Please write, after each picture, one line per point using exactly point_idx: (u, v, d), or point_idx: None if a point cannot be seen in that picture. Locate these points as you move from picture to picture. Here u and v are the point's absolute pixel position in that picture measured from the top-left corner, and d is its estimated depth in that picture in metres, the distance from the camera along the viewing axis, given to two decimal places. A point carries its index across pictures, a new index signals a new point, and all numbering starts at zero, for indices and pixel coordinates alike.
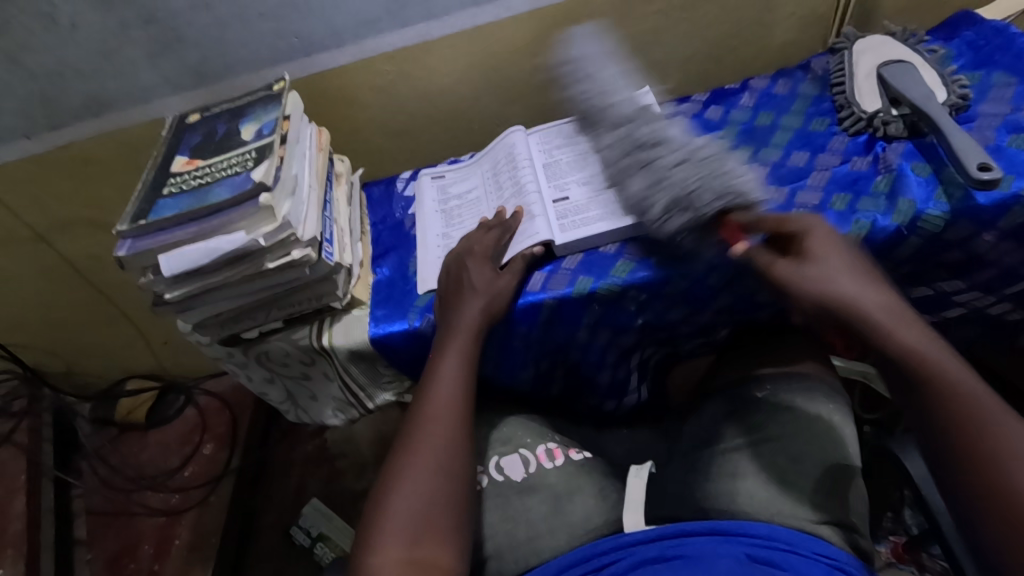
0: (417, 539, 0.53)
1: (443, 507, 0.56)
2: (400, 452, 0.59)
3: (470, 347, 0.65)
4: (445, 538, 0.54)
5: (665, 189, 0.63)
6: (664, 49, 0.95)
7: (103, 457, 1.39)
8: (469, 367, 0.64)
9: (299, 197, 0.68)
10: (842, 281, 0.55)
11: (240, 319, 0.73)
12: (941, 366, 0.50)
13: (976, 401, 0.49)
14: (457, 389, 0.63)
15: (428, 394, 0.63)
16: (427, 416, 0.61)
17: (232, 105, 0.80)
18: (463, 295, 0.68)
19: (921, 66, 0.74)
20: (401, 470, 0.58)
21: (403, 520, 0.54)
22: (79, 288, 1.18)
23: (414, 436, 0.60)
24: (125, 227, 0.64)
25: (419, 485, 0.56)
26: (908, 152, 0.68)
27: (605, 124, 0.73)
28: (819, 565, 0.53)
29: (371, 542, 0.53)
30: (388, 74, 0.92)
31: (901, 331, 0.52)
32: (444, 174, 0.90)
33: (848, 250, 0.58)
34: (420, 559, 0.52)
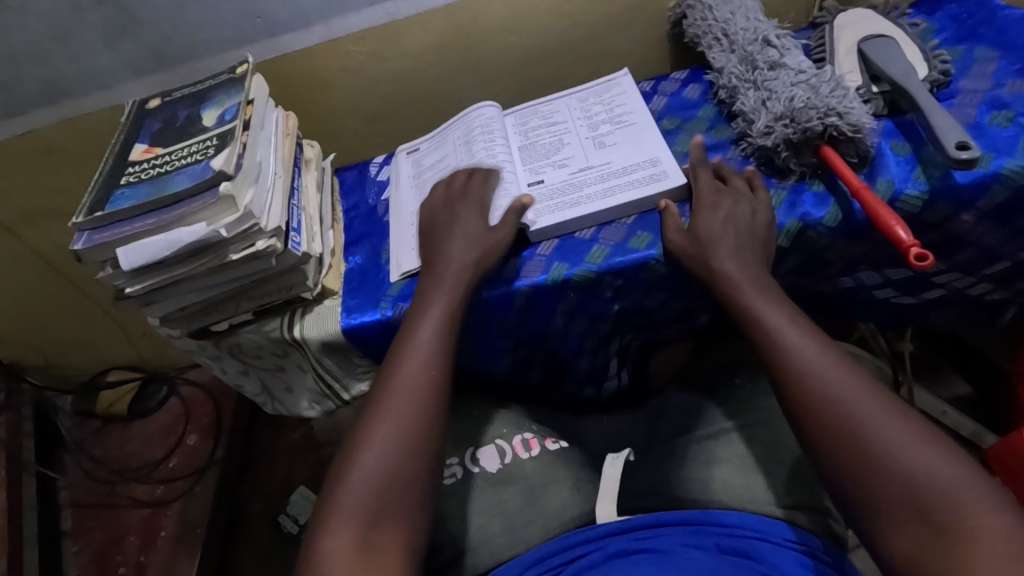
0: (375, 520, 0.51)
1: (405, 485, 0.54)
2: (361, 424, 0.57)
3: (449, 315, 0.63)
4: (405, 519, 0.53)
5: (774, 107, 0.67)
6: (643, 26, 0.92)
7: (86, 449, 1.37)
8: (444, 336, 0.62)
9: (262, 186, 0.66)
10: (721, 232, 0.62)
11: (208, 312, 0.71)
12: (808, 362, 0.51)
13: (848, 401, 0.48)
14: (427, 362, 0.60)
15: (396, 365, 0.60)
16: (391, 389, 0.58)
17: (193, 89, 0.77)
18: (445, 262, 0.66)
19: (903, 40, 0.71)
20: (361, 444, 0.55)
21: (361, 498, 0.52)
22: (50, 280, 1.15)
23: (377, 409, 0.58)
24: (82, 220, 0.62)
25: (380, 461, 0.54)
26: (887, 131, 0.66)
27: (739, 43, 0.77)
28: (789, 552, 0.53)
29: (327, 520, 0.52)
30: (358, 54, 0.89)
31: (785, 326, 0.54)
32: (420, 148, 0.88)
33: (749, 233, 0.62)
34: (376, 540, 0.51)
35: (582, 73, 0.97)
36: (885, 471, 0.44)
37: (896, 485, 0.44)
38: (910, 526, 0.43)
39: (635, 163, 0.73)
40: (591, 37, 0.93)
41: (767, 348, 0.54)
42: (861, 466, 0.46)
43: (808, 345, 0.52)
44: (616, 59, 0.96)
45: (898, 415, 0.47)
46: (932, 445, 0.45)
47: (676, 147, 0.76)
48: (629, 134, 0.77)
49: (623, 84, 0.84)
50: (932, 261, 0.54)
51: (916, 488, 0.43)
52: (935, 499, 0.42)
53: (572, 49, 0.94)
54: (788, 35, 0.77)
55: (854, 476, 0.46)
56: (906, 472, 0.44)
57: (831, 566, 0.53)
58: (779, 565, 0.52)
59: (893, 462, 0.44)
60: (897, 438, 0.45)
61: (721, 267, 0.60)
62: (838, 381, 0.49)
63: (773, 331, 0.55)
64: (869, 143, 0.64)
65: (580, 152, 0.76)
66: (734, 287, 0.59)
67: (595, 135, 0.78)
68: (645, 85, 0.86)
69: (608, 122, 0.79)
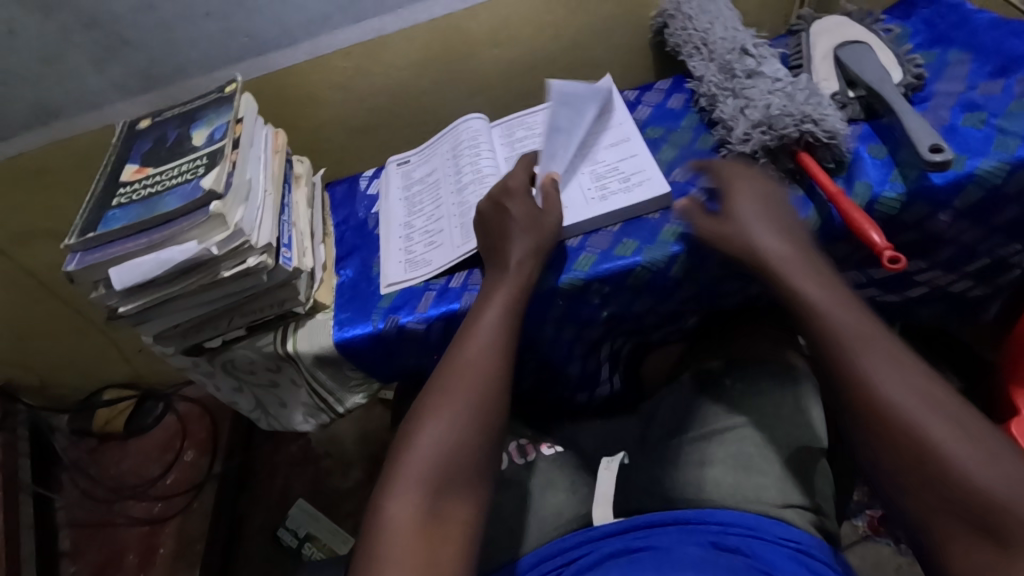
0: (438, 493, 0.51)
1: (468, 458, 0.53)
2: (423, 402, 0.57)
3: (517, 289, 0.63)
4: (468, 492, 0.52)
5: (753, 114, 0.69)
6: (624, 36, 0.94)
7: (82, 468, 1.37)
8: (513, 309, 0.62)
9: (252, 203, 0.67)
10: (760, 230, 0.62)
11: (201, 329, 0.72)
12: (862, 365, 0.51)
13: (904, 409, 0.48)
14: (494, 337, 0.60)
15: (463, 340, 0.60)
16: (460, 363, 0.58)
17: (183, 108, 0.78)
18: (509, 235, 0.65)
19: (877, 46, 0.73)
20: (427, 416, 0.55)
21: (425, 470, 0.52)
22: (44, 299, 1.16)
23: (443, 383, 0.57)
24: (74, 241, 0.62)
25: (447, 431, 0.54)
26: (864, 135, 0.68)
27: (717, 52, 0.79)
28: (782, 549, 0.55)
29: (391, 485, 0.52)
30: (345, 70, 0.90)
31: (840, 319, 0.55)
32: (409, 159, 0.89)
33: (787, 217, 0.63)
34: (439, 514, 0.50)
35: (567, 83, 0.98)
36: (946, 481, 0.45)
37: (960, 496, 0.44)
38: (971, 538, 0.43)
39: (621, 172, 0.74)
40: (574, 48, 0.94)
41: (823, 345, 0.55)
42: (919, 472, 0.46)
43: (866, 341, 0.53)
44: (600, 69, 0.97)
45: (961, 424, 0.47)
46: (1000, 458, 0.44)
47: (660, 155, 0.77)
48: (613, 142, 0.78)
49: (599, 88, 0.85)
50: (905, 264, 0.55)
51: (975, 498, 0.44)
52: (998, 512, 0.43)
53: (556, 59, 0.95)
54: (765, 44, 0.79)
55: (912, 482, 0.47)
56: (967, 479, 0.44)
57: (823, 562, 0.55)
58: (772, 562, 0.53)
59: (954, 471, 0.45)
60: (961, 449, 0.45)
61: (770, 256, 0.60)
62: (895, 384, 0.50)
63: (830, 326, 0.55)
64: (845, 149, 0.65)
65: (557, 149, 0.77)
66: (781, 278, 0.59)
67: (580, 144, 0.80)
68: (628, 95, 0.87)
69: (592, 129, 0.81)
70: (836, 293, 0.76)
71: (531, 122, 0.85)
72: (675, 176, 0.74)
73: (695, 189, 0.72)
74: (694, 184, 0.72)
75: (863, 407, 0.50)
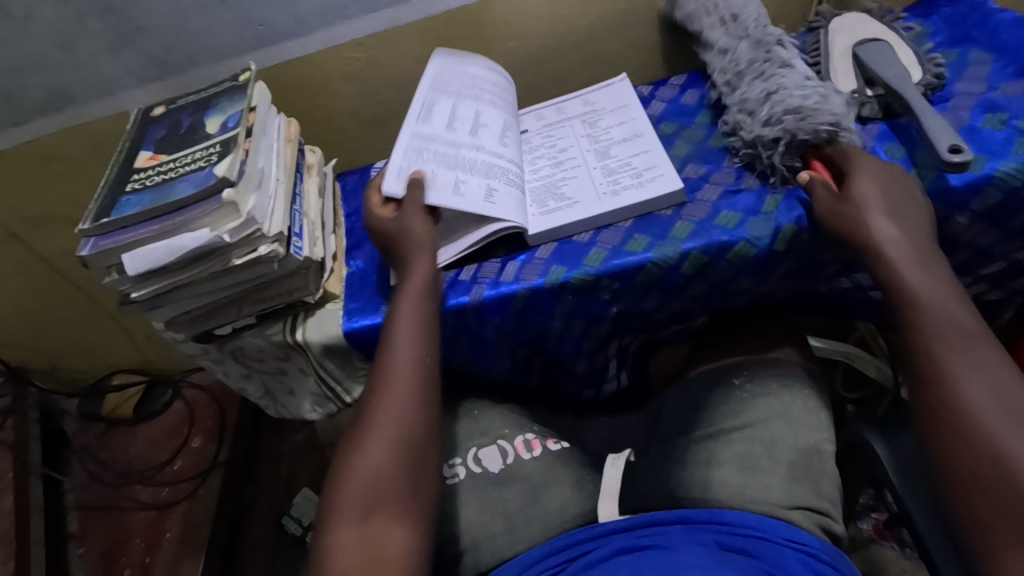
0: (369, 514, 0.53)
1: (393, 479, 0.55)
2: (354, 433, 0.59)
3: (422, 308, 0.65)
4: (400, 510, 0.54)
5: (769, 111, 0.68)
6: (640, 30, 0.93)
7: (91, 452, 1.38)
8: (422, 328, 0.64)
9: (265, 191, 0.67)
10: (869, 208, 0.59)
11: (211, 316, 0.72)
12: (949, 365, 0.52)
13: (978, 415, 0.49)
14: (414, 355, 0.62)
15: (385, 360, 0.62)
16: (385, 386, 0.61)
17: (197, 96, 0.78)
18: (410, 262, 0.67)
19: (897, 44, 0.72)
20: (360, 442, 0.57)
21: (358, 495, 0.54)
22: (56, 284, 1.17)
23: (373, 408, 0.59)
24: (88, 226, 0.63)
25: (371, 458, 0.56)
26: (882, 134, 0.67)
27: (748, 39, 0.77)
28: (789, 550, 0.55)
29: (331, 517, 0.54)
30: (358, 61, 0.90)
31: (954, 313, 0.54)
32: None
33: (910, 196, 0.60)
34: (371, 531, 0.52)
35: (580, 77, 0.98)
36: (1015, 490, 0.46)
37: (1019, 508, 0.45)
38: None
39: (635, 167, 0.74)
40: (588, 42, 0.94)
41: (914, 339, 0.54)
42: (986, 478, 0.47)
43: (972, 339, 0.52)
44: (613, 63, 0.97)
45: None
46: None
47: (674, 151, 0.77)
48: (627, 136, 0.78)
49: (470, 68, 0.82)
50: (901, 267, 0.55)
51: None
52: None
53: (569, 53, 0.94)
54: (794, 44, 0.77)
55: (972, 487, 0.48)
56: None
57: (827, 563, 0.56)
58: (776, 562, 0.54)
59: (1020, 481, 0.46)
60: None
61: (879, 235, 0.58)
62: (981, 388, 0.50)
63: (939, 318, 0.54)
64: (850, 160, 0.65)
65: (467, 139, 0.74)
66: (891, 263, 0.57)
67: (594, 137, 0.79)
68: (642, 90, 0.86)
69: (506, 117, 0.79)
70: (847, 294, 0.76)
71: (544, 115, 0.85)
72: (688, 172, 0.74)
73: (707, 185, 0.71)
74: (707, 181, 0.72)
75: (939, 403, 0.51)
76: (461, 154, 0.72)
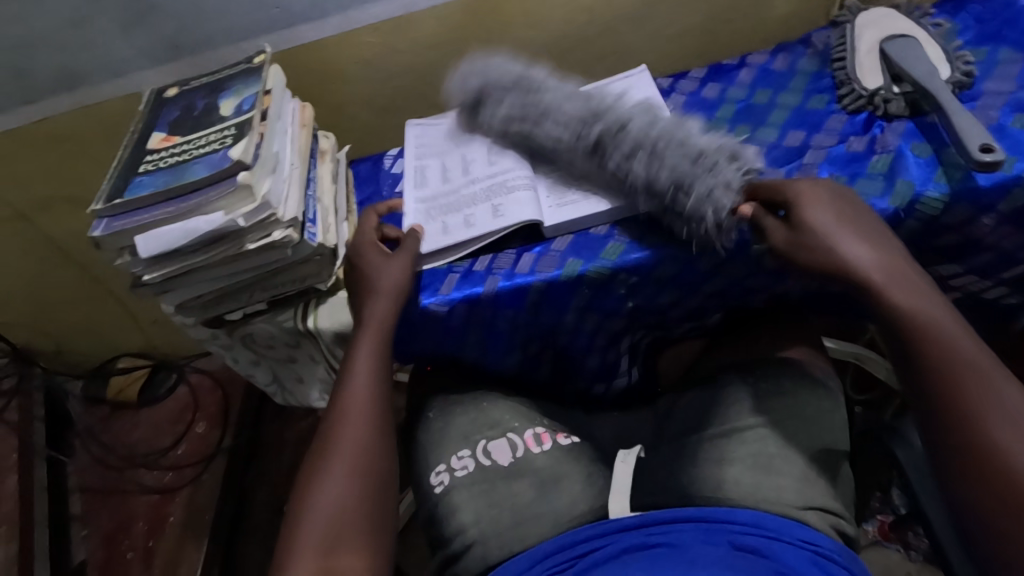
0: (331, 548, 0.53)
1: (355, 514, 0.55)
2: (314, 468, 0.58)
3: (382, 345, 0.65)
4: (361, 544, 0.54)
5: (683, 160, 0.66)
6: (660, 22, 0.92)
7: (95, 435, 1.38)
8: (380, 365, 0.64)
9: (280, 176, 0.66)
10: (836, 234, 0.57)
11: (222, 301, 0.72)
12: (957, 371, 0.50)
13: (988, 427, 0.48)
14: (370, 390, 0.63)
15: (340, 396, 0.62)
16: (341, 420, 0.61)
17: (211, 78, 0.77)
18: (371, 299, 0.66)
19: (925, 40, 0.70)
20: (314, 480, 0.57)
21: (320, 529, 0.54)
22: (64, 266, 1.16)
23: (329, 444, 0.59)
24: (100, 206, 0.62)
25: (332, 494, 0.56)
26: (907, 133, 0.66)
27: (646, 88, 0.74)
28: (803, 552, 0.55)
29: (291, 550, 0.53)
30: (373, 47, 0.89)
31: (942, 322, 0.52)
32: (425, 159, 0.84)
33: (862, 215, 0.59)
34: (332, 564, 0.52)
35: (597, 69, 0.97)
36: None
37: None
38: None
39: None
40: (607, 33, 0.92)
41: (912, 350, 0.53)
42: (1000, 492, 0.46)
43: (967, 347, 0.51)
44: (632, 55, 0.95)
45: None
46: None
47: None
48: None
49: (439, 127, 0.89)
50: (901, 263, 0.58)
51: None
52: None
53: (587, 44, 0.93)
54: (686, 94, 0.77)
55: (994, 500, 0.46)
56: None
57: (839, 565, 0.55)
58: (791, 564, 0.53)
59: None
60: None
61: (857, 262, 0.56)
62: (996, 397, 0.48)
63: (929, 332, 0.52)
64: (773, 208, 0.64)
65: (461, 180, 0.78)
66: (871, 284, 0.55)
67: None
68: (662, 82, 0.85)
69: (514, 116, 0.77)
70: None
71: None
72: None
73: None
74: None
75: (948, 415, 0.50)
76: (458, 198, 0.76)
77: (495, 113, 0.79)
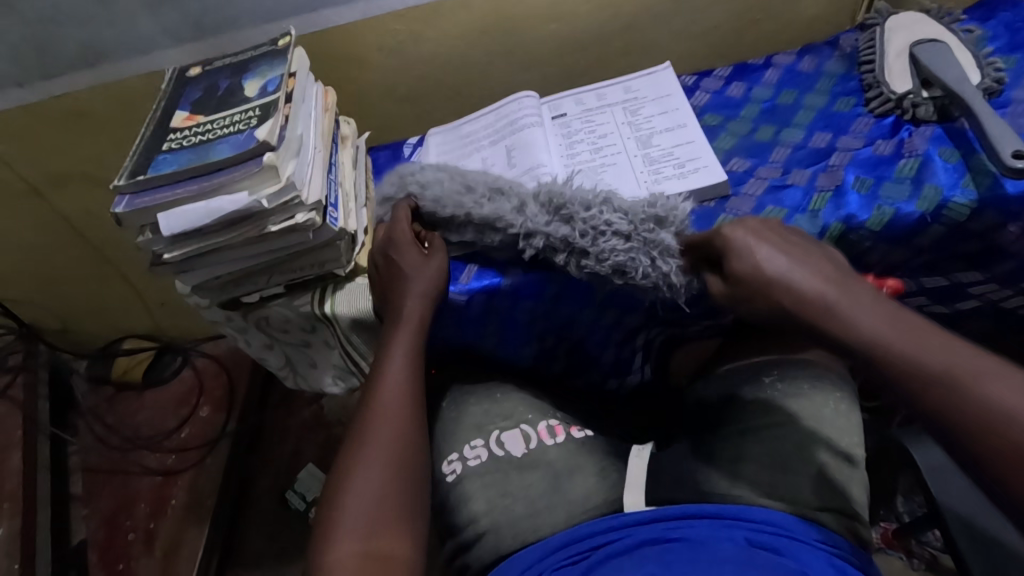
0: (372, 532, 0.53)
1: (396, 502, 0.55)
2: (349, 455, 0.58)
3: (418, 340, 0.64)
4: (401, 531, 0.54)
5: (619, 222, 0.64)
6: (685, 19, 0.92)
7: (99, 415, 1.38)
8: (415, 358, 0.64)
9: (304, 158, 0.66)
10: (776, 268, 0.54)
11: (241, 283, 0.71)
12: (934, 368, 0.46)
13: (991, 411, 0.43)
14: (406, 382, 0.62)
15: (377, 384, 0.62)
16: (378, 408, 0.60)
17: (235, 58, 0.77)
18: (407, 294, 0.65)
19: (956, 46, 0.70)
20: (353, 466, 0.57)
21: (361, 513, 0.54)
22: (74, 244, 1.16)
23: (366, 430, 0.59)
24: (123, 182, 0.61)
25: (371, 482, 0.56)
26: (936, 138, 0.66)
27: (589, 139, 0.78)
28: (820, 552, 0.55)
29: (330, 534, 0.53)
30: (397, 34, 0.88)
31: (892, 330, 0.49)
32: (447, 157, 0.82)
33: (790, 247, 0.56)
34: (373, 549, 0.52)
35: (619, 65, 0.96)
36: None
37: None
38: None
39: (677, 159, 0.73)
40: (632, 28, 0.92)
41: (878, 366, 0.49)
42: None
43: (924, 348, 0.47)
44: (655, 52, 0.95)
45: None
46: None
47: (718, 143, 0.75)
48: (670, 126, 0.77)
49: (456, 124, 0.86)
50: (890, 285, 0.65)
51: None
52: None
53: (612, 39, 0.93)
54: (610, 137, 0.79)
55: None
56: None
57: (853, 566, 0.56)
58: (807, 563, 0.53)
59: None
60: None
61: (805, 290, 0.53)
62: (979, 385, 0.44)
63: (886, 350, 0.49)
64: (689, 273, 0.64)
65: None
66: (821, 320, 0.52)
67: (635, 125, 0.78)
68: (686, 79, 0.84)
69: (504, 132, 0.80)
70: None
71: (583, 99, 0.83)
72: (732, 165, 0.72)
73: (753, 180, 0.70)
74: (753, 175, 0.70)
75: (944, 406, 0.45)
76: None
77: (494, 122, 0.83)
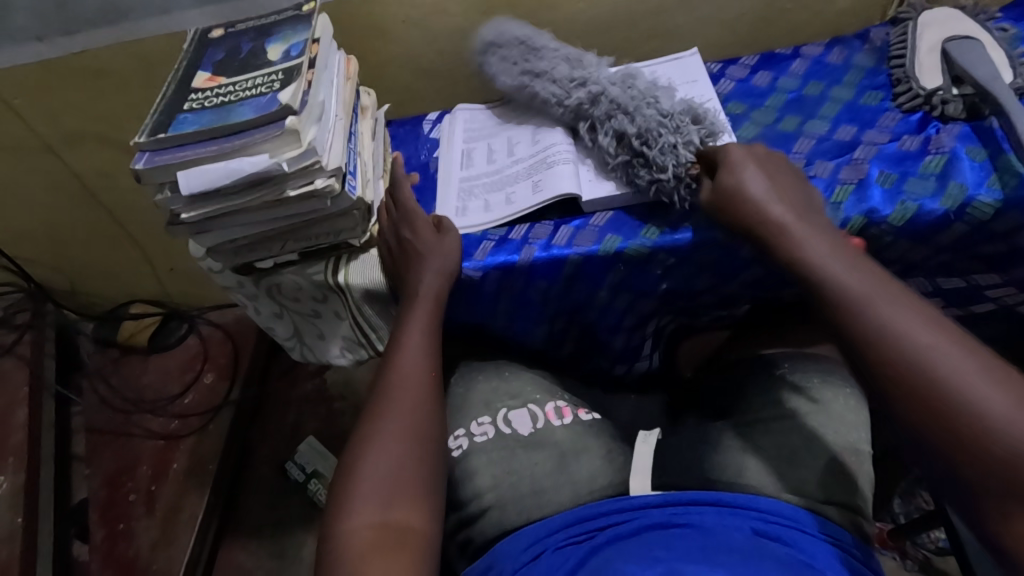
0: (391, 503, 0.53)
1: (412, 473, 0.55)
2: (364, 429, 0.58)
3: (433, 319, 0.65)
4: (417, 502, 0.54)
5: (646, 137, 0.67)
6: (714, 6, 0.90)
7: (105, 376, 1.39)
8: (432, 338, 0.64)
9: (325, 124, 0.65)
10: (755, 191, 0.59)
11: (254, 249, 0.71)
12: (873, 302, 0.50)
13: (924, 353, 0.46)
14: (423, 358, 0.63)
15: (395, 361, 0.63)
16: (395, 384, 0.61)
17: (259, 22, 0.76)
18: (422, 274, 0.66)
19: (989, 44, 0.69)
20: (370, 436, 0.57)
21: (378, 484, 0.54)
22: (87, 205, 1.16)
23: (384, 404, 0.59)
24: (144, 139, 0.61)
25: (386, 454, 0.56)
26: (963, 135, 0.65)
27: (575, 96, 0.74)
28: (824, 544, 0.55)
29: (344, 505, 0.53)
30: (423, 6, 0.87)
31: (842, 271, 0.53)
32: (472, 143, 0.83)
33: (775, 167, 0.62)
34: (389, 519, 0.52)
35: (644, 50, 0.95)
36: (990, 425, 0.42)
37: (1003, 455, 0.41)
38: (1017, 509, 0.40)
39: None
40: (660, 12, 0.90)
41: (823, 291, 0.53)
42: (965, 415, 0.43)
43: (873, 283, 0.51)
44: (681, 39, 0.94)
45: (995, 375, 0.44)
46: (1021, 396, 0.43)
47: (741, 132, 0.75)
48: None
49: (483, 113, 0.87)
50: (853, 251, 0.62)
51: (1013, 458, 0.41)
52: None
53: (638, 23, 0.92)
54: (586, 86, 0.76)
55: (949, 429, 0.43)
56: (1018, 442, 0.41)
57: (861, 562, 0.55)
58: (812, 554, 0.53)
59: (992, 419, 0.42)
60: (988, 399, 0.43)
61: (772, 213, 0.58)
62: (917, 332, 0.47)
63: (835, 277, 0.53)
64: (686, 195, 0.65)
65: (507, 161, 0.78)
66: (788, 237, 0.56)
67: None
68: (712, 67, 0.83)
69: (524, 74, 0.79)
70: None
71: None
72: None
73: None
74: None
75: (876, 341, 0.48)
76: (502, 177, 0.77)
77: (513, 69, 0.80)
